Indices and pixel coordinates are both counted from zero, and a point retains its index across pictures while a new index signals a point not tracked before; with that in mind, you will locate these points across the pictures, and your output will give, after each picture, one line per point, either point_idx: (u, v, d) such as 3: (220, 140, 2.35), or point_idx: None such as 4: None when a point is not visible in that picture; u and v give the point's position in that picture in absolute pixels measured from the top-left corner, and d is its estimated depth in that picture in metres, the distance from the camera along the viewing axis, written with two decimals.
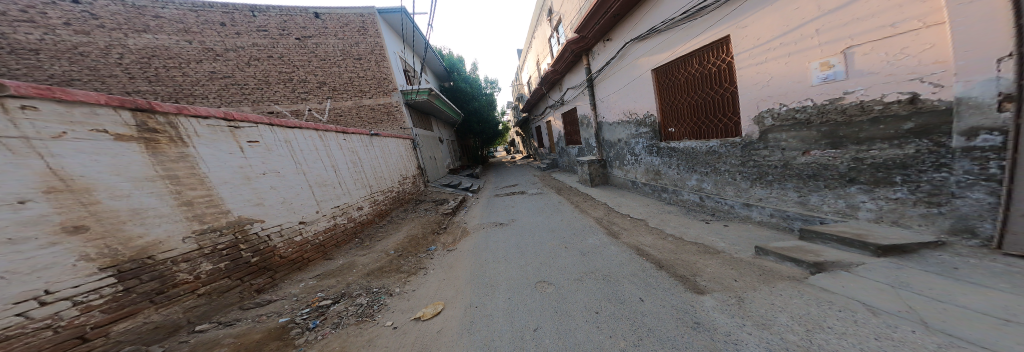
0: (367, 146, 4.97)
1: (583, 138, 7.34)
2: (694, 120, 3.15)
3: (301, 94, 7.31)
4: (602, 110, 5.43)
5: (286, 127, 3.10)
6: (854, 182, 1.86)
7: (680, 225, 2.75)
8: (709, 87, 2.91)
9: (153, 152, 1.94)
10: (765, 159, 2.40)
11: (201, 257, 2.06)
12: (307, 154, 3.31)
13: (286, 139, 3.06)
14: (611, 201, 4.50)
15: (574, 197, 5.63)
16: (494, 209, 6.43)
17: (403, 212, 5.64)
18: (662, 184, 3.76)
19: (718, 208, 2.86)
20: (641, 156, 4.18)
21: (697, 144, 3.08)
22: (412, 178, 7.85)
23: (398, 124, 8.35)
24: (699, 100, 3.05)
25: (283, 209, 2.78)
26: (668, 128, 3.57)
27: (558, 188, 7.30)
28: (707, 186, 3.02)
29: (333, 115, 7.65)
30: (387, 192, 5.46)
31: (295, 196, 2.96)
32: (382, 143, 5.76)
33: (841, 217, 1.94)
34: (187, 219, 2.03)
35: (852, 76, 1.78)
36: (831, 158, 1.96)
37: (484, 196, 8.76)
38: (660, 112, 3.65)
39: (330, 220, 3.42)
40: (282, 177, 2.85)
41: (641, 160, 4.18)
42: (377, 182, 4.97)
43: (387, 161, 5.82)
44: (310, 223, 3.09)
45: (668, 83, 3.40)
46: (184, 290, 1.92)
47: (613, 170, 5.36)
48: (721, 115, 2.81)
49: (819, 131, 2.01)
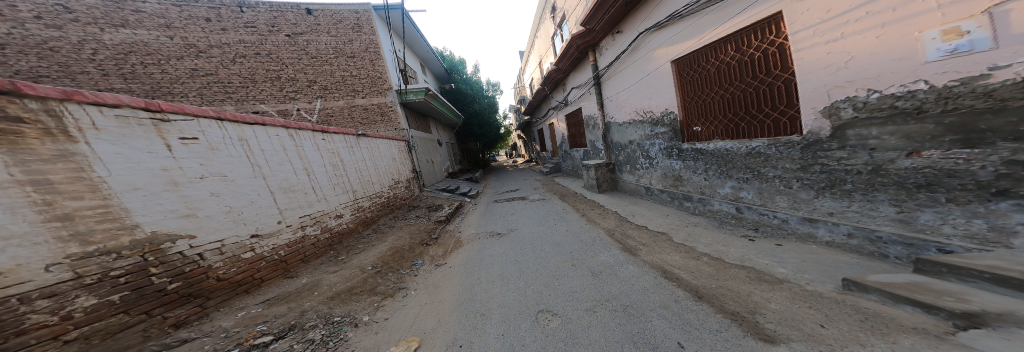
0: (353, 146, 4.57)
1: (589, 141, 6.94)
2: (730, 117, 2.73)
3: (290, 93, 6.92)
4: (610, 110, 5.06)
5: (243, 123, 2.68)
6: (1006, 195, 1.32)
7: (716, 241, 2.30)
8: (749, 78, 2.51)
9: (10, 150, 1.47)
10: (840, 162, 1.92)
11: (79, 290, 1.58)
12: (270, 155, 2.89)
13: (240, 137, 2.64)
14: (624, 209, 4.06)
15: (582, 205, 5.19)
16: (492, 217, 6.00)
17: (392, 220, 5.20)
18: (684, 192, 3.32)
19: (765, 222, 2.41)
20: (656, 160, 3.77)
21: (735, 145, 2.65)
22: (406, 183, 7.41)
23: (393, 125, 7.96)
24: (736, 93, 2.64)
25: (227, 221, 2.35)
26: (692, 127, 3.17)
27: (561, 194, 6.87)
28: (746, 195, 2.57)
29: (324, 115, 7.24)
30: (375, 198, 5.04)
31: (247, 205, 2.52)
32: (371, 144, 5.36)
33: (980, 244, 1.40)
34: (61, 239, 1.57)
35: (1004, 44, 1.24)
36: (962, 161, 1.43)
37: (483, 202, 8.33)
38: (681, 109, 3.25)
39: (297, 231, 2.99)
40: (229, 182, 2.43)
41: (658, 164, 3.76)
42: (361, 187, 4.57)
43: (376, 163, 5.41)
44: (267, 237, 2.66)
45: (694, 75, 3.00)
46: (44, 337, 1.44)
47: (624, 175, 4.92)
48: (770, 110, 2.37)
49: (940, 123, 1.47)
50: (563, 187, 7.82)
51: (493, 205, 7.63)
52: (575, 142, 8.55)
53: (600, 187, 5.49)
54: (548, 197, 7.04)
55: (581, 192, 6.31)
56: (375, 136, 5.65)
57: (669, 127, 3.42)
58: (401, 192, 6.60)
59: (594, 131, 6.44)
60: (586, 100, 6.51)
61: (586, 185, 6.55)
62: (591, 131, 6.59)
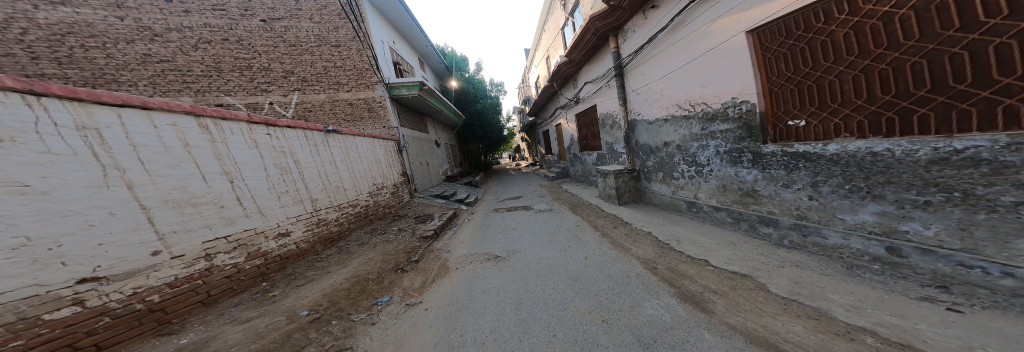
0: (315, 146, 3.74)
1: (605, 144, 6.06)
2: (892, 98, 1.73)
3: (262, 85, 6.08)
4: (636, 106, 4.28)
5: (92, 102, 1.76)
6: None
7: (882, 310, 1.34)
8: (939, 32, 1.51)
9: None
10: None
11: None
12: (150, 153, 2.01)
13: (81, 124, 1.71)
14: (662, 232, 3.13)
15: (601, 220, 4.25)
16: (485, 232, 5.13)
17: (367, 234, 4.34)
18: (763, 213, 2.47)
19: (973, 279, 1.43)
20: (711, 168, 2.94)
21: (895, 145, 1.68)
22: (394, 188, 6.55)
23: (382, 122, 7.15)
24: (906, 61, 1.64)
25: (18, 259, 1.42)
26: (789, 121, 2.32)
27: (571, 205, 5.94)
28: (922, 231, 1.61)
29: (302, 109, 6.40)
30: (344, 208, 4.18)
31: (72, 232, 1.59)
32: (345, 142, 4.50)
33: None
34: None
35: None
36: None
37: (481, 211, 7.43)
38: (763, 94, 2.45)
39: (191, 262, 2.10)
40: (33, 197, 1.49)
41: (713, 173, 2.93)
42: (325, 196, 3.70)
43: (351, 165, 4.56)
44: (119, 278, 1.74)
45: (793, 46, 2.21)
46: None
47: (656, 185, 4.01)
48: (1022, 78, 1.29)
49: None
50: (572, 195, 6.98)
51: (491, 216, 6.73)
52: (587, 144, 7.68)
53: (621, 198, 4.65)
54: (557, 208, 6.12)
55: (597, 203, 5.43)
56: (353, 133, 4.84)
57: (735, 122, 2.64)
58: (385, 199, 5.70)
59: (612, 132, 5.54)
60: (603, 95, 5.73)
61: (601, 194, 5.66)
62: (610, 130, 5.70)
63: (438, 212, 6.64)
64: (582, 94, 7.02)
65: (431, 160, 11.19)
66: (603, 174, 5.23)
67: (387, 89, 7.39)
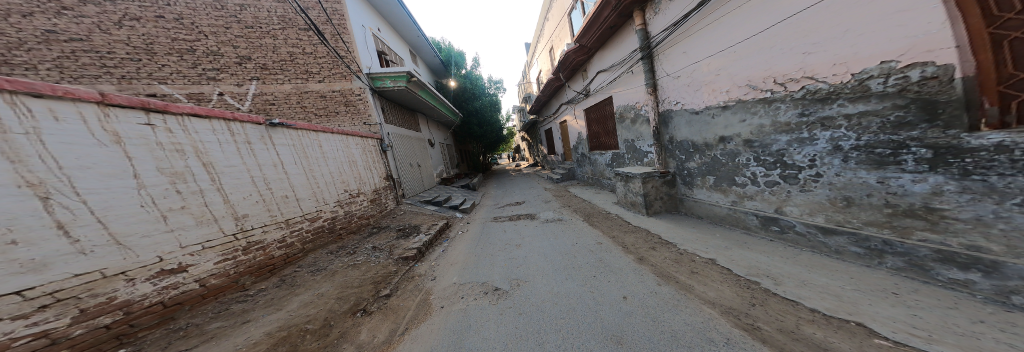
0: (250, 143, 2.86)
1: (624, 142, 5.36)
2: None
3: (209, 72, 5.09)
4: (674, 96, 3.56)
5: None
6: None
7: None
8: None
9: None
10: None
11: None
12: None
13: None
14: (733, 260, 2.30)
15: (632, 239, 3.41)
16: (482, 248, 4.28)
17: (330, 255, 3.38)
18: (945, 247, 1.63)
19: None
20: (823, 171, 2.15)
21: None
22: (375, 196, 5.67)
23: (362, 118, 6.25)
24: None
25: None
26: None
27: (586, 215, 5.15)
28: None
29: (260, 100, 5.47)
30: (299, 222, 3.24)
31: None
32: (303, 138, 3.59)
33: None
34: None
35: None
36: None
37: (478, 220, 6.53)
38: (972, 45, 1.47)
39: None
40: None
41: (824, 181, 2.15)
42: (262, 210, 2.80)
43: (313, 168, 3.65)
44: None
45: None
46: None
47: (708, 193, 3.22)
48: None
49: None
50: (585, 203, 6.24)
51: (489, 226, 5.87)
52: (599, 144, 7.01)
53: (655, 208, 3.86)
54: (570, 218, 5.30)
55: (617, 212, 4.63)
56: (320, 130, 3.91)
57: (887, 100, 1.79)
58: (361, 207, 4.67)
59: (637, 128, 4.81)
60: (623, 85, 5.10)
61: (620, 202, 4.89)
62: (633, 126, 4.95)
63: (427, 223, 5.75)
64: (596, 85, 6.49)
65: (423, 162, 10.33)
66: (626, 179, 4.45)
67: (369, 80, 6.53)
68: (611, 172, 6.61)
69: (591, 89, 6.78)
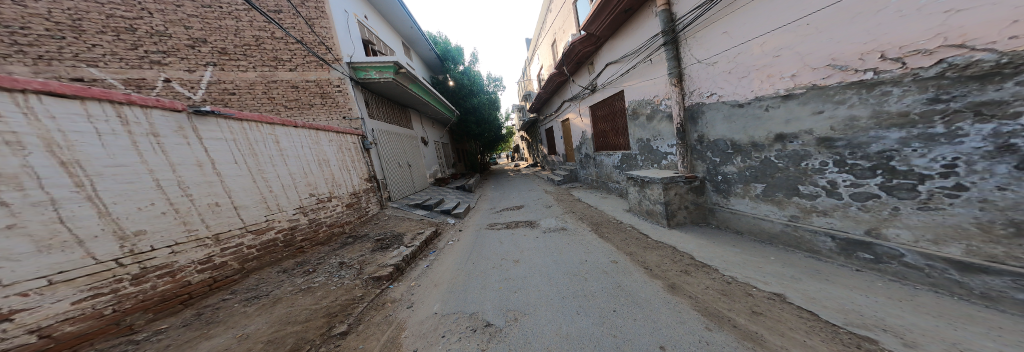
0: (157, 136, 2.56)
1: (638, 142, 4.92)
2: None
3: (153, 55, 4.68)
4: (708, 87, 3.14)
5: None
6: None
7: None
8: None
9: None
10: None
11: None
12: None
13: None
14: (812, 299, 1.67)
15: (654, 258, 2.88)
16: (470, 262, 4.08)
17: (271, 277, 3.23)
18: None
19: None
20: (969, 183, 1.58)
21: None
22: (351, 200, 5.36)
23: (341, 111, 6.10)
24: None
25: None
26: None
27: (594, 228, 4.65)
28: None
29: (218, 89, 5.11)
30: (235, 239, 3.09)
31: None
32: (248, 131, 3.46)
33: None
34: None
35: None
36: None
37: (469, 231, 6.32)
38: None
39: None
40: None
41: (969, 198, 1.59)
42: (175, 224, 2.56)
43: (251, 164, 3.41)
44: None
45: None
46: None
47: (759, 204, 2.77)
48: None
49: None
50: (592, 209, 5.87)
51: (483, 235, 5.84)
52: (607, 143, 6.81)
53: (683, 220, 3.49)
54: (576, 229, 4.93)
55: (632, 223, 4.26)
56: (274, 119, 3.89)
57: None
58: (327, 213, 4.66)
59: (655, 127, 4.33)
60: (637, 77, 4.70)
61: (636, 210, 4.59)
62: (650, 123, 4.48)
63: (411, 232, 5.31)
64: (604, 79, 6.17)
65: (414, 161, 9.86)
66: (645, 186, 4.01)
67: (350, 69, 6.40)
68: (620, 175, 6.21)
69: (598, 84, 6.48)
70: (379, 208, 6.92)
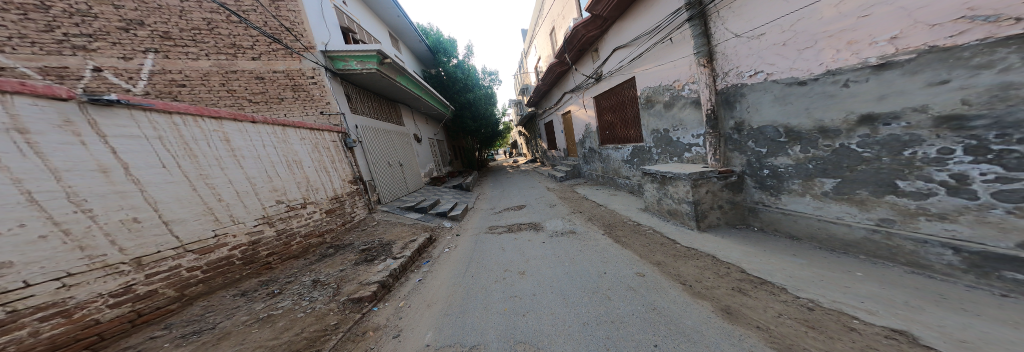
0: (24, 133, 1.97)
1: (655, 134, 4.47)
2: None
3: (76, 39, 4.07)
4: (753, 64, 2.74)
5: None
6: None
7: None
8: None
9: None
10: None
11: None
12: None
13: None
14: (962, 342, 1.28)
15: (690, 268, 2.64)
16: (468, 275, 3.59)
17: (218, 302, 2.68)
18: None
19: None
20: None
21: None
22: (331, 206, 4.69)
23: (316, 105, 5.68)
24: None
25: None
26: None
27: (609, 232, 4.17)
28: None
29: (164, 80, 4.54)
30: (168, 262, 2.54)
31: None
32: (181, 127, 2.93)
33: None
34: None
35: None
36: None
37: (467, 236, 5.80)
38: None
39: None
40: None
41: None
42: (66, 251, 2.00)
43: (183, 167, 2.84)
44: None
45: None
46: None
47: (830, 204, 2.38)
48: None
49: None
50: (602, 208, 5.51)
51: (483, 240, 5.39)
52: (614, 136, 6.47)
53: (721, 220, 3.17)
54: (586, 232, 4.48)
55: (654, 226, 3.84)
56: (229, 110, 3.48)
57: None
58: (299, 221, 3.96)
59: (677, 115, 3.87)
60: (652, 61, 4.27)
61: (655, 210, 4.18)
62: (670, 112, 4.02)
63: (400, 240, 4.71)
64: (610, 67, 5.79)
65: (407, 160, 9.24)
66: (670, 183, 3.58)
67: (327, 59, 6.05)
68: (631, 170, 5.87)
69: (604, 72, 6.14)
70: (367, 213, 6.29)
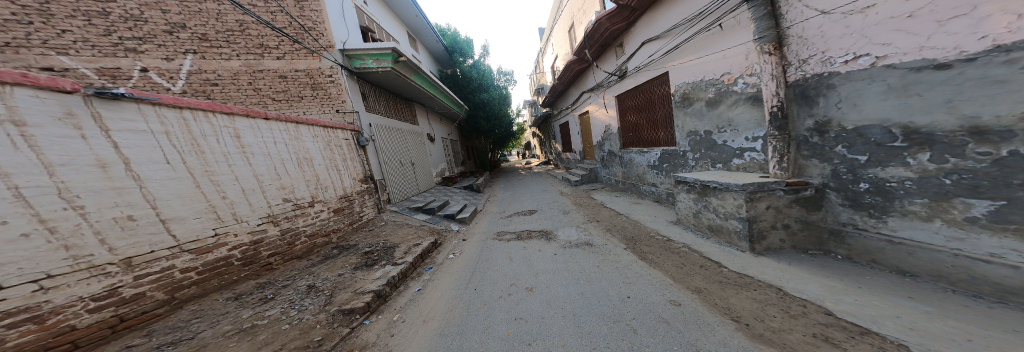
0: (21, 125, 1.84)
1: (691, 135, 3.83)
2: None
3: (128, 42, 4.20)
4: (850, 46, 2.10)
5: None
6: None
7: None
8: None
9: None
10: None
11: None
12: None
13: None
14: None
15: (741, 300, 2.01)
16: (472, 289, 3.41)
17: (211, 307, 2.50)
18: None
19: None
20: None
21: None
22: (339, 205, 4.57)
23: (333, 104, 5.56)
24: None
25: None
26: None
27: (631, 247, 3.59)
28: None
29: (200, 79, 4.59)
30: (160, 262, 2.40)
31: None
32: (190, 122, 2.80)
33: None
34: None
35: None
36: None
37: (474, 241, 5.52)
38: None
39: None
40: None
41: None
42: (50, 250, 1.87)
43: (188, 162, 2.71)
44: None
45: None
46: None
47: (982, 235, 1.61)
48: None
49: None
50: (624, 217, 4.94)
51: (490, 247, 5.09)
52: (639, 138, 5.85)
53: (786, 243, 2.48)
54: (603, 245, 3.95)
55: (689, 243, 3.18)
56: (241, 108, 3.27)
57: None
58: (308, 221, 3.88)
59: (724, 113, 3.24)
60: (691, 53, 3.66)
61: (689, 225, 3.56)
62: (714, 110, 3.39)
63: (404, 243, 4.83)
64: (638, 62, 5.15)
65: (419, 159, 9.09)
66: (714, 194, 2.96)
67: (345, 57, 5.95)
68: (658, 177, 5.20)
69: (628, 68, 5.57)
70: (376, 212, 6.16)
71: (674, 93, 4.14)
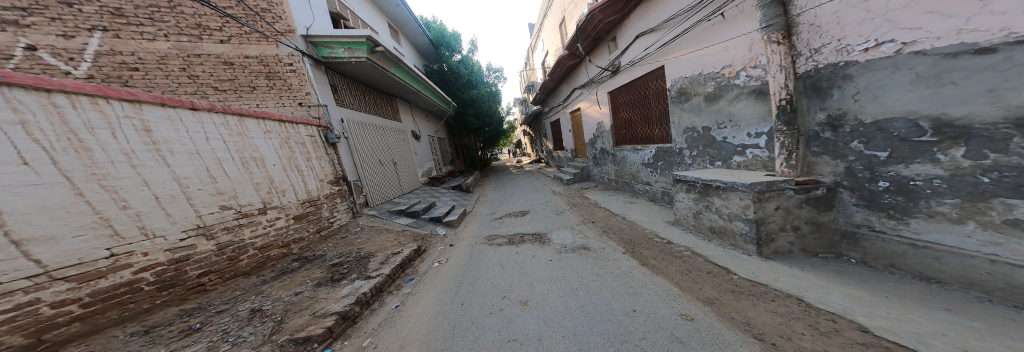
0: None
1: (689, 132, 3.71)
2: None
3: (6, 12, 3.28)
4: (872, 32, 1.95)
5: None
6: None
7: None
8: None
9: None
10: None
11: None
12: None
13: None
14: None
15: (761, 314, 1.78)
16: (459, 304, 3.07)
17: (113, 343, 2.07)
18: None
19: None
20: None
21: None
22: (301, 212, 4.27)
23: (294, 96, 4.97)
24: None
25: None
26: None
27: (636, 251, 3.49)
28: None
29: (112, 62, 3.76)
30: (16, 297, 1.85)
31: None
32: (68, 110, 2.21)
33: None
34: None
35: None
36: None
37: (462, 246, 5.15)
38: None
39: None
40: None
41: None
42: None
43: (59, 162, 2.12)
44: None
45: None
46: None
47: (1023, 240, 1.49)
48: None
49: None
50: (621, 219, 4.88)
51: (479, 253, 4.72)
52: (634, 136, 5.82)
53: (794, 246, 2.37)
54: (600, 250, 3.82)
55: (691, 246, 3.02)
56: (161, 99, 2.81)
57: None
58: (251, 231, 3.47)
59: (724, 108, 3.15)
60: (691, 44, 3.51)
61: (690, 227, 3.42)
62: (714, 105, 3.27)
63: (383, 251, 4.51)
64: (631, 56, 5.09)
65: (402, 158, 8.48)
66: (717, 195, 2.81)
67: (309, 45, 5.38)
68: (653, 175, 5.17)
69: (621, 64, 5.54)
70: (351, 217, 5.57)
71: (670, 89, 3.99)
